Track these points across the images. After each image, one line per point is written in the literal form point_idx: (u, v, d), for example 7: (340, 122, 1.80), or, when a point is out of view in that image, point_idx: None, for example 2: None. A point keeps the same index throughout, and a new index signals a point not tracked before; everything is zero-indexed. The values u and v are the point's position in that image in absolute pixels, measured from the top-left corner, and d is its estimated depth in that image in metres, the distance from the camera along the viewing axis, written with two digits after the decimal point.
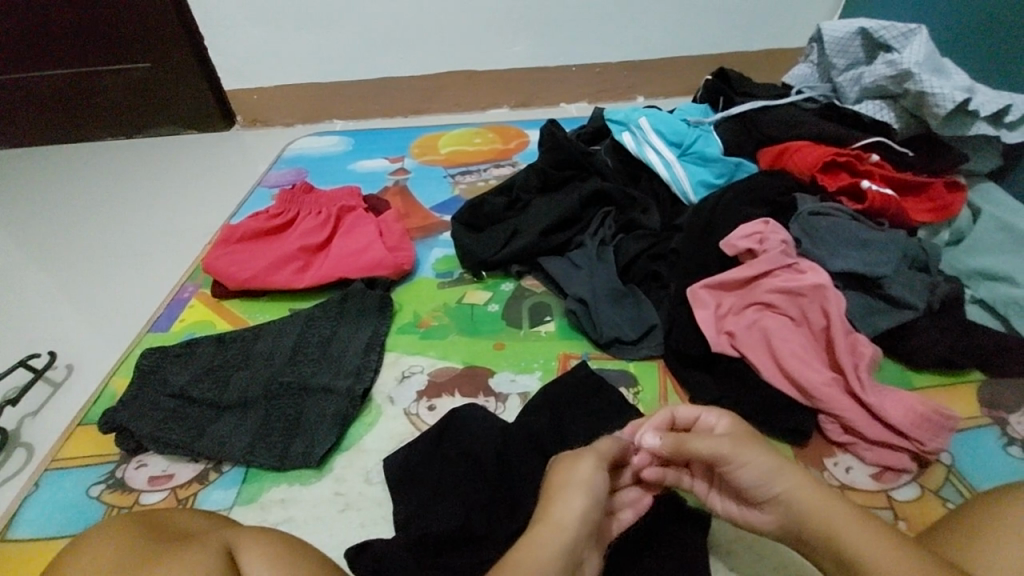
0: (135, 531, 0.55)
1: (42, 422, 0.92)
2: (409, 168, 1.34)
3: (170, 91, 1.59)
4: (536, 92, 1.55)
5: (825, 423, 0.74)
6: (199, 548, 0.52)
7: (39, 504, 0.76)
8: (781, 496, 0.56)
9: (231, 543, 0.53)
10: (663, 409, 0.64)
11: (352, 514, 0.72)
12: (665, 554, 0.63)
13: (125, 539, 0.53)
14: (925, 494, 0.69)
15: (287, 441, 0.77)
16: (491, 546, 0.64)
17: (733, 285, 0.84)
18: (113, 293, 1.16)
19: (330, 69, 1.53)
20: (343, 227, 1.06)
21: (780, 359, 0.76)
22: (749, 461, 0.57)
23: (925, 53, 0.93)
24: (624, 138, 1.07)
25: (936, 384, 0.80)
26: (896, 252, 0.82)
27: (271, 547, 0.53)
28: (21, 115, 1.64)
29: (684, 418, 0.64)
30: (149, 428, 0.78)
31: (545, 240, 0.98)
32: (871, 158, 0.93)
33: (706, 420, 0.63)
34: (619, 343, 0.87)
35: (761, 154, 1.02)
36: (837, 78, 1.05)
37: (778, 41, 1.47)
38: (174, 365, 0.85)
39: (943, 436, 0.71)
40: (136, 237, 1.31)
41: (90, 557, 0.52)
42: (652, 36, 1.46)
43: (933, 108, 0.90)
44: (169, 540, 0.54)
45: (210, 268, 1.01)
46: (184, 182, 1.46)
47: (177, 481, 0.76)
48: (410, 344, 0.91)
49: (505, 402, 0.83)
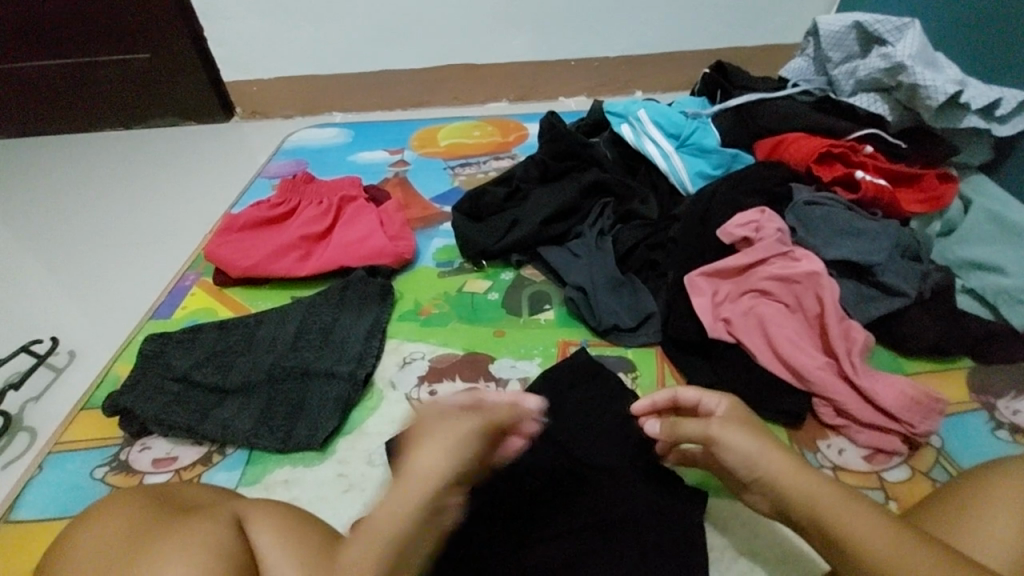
0: (147, 500, 0.56)
1: (44, 406, 0.92)
2: (409, 160, 1.35)
3: (169, 82, 1.59)
4: (535, 86, 1.55)
5: (819, 406, 0.76)
6: (209, 514, 0.55)
7: (43, 485, 0.77)
8: (766, 481, 0.57)
9: (241, 513, 0.56)
10: (667, 390, 0.68)
11: (356, 495, 0.73)
12: (663, 534, 0.64)
13: (137, 507, 0.55)
14: (915, 475, 0.71)
15: (290, 424, 0.78)
16: (492, 524, 0.65)
17: (729, 272, 0.85)
18: (114, 281, 1.17)
19: (330, 61, 1.54)
20: (343, 217, 1.07)
21: (774, 344, 0.78)
22: (732, 445, 0.59)
23: (918, 46, 0.95)
24: (623, 130, 1.08)
25: (926, 370, 0.82)
26: (889, 242, 0.84)
27: (280, 518, 0.56)
28: (20, 106, 1.64)
29: (686, 400, 0.67)
30: (154, 411, 0.79)
31: (544, 229, 0.99)
32: (865, 149, 0.95)
33: (707, 403, 0.65)
34: (617, 330, 0.88)
35: (757, 146, 1.03)
36: (832, 71, 1.07)
37: (775, 36, 1.48)
38: (178, 350, 0.86)
39: (933, 419, 0.73)
40: (136, 226, 1.31)
41: (102, 524, 0.54)
42: (651, 31, 1.47)
43: (925, 100, 0.91)
44: (180, 509, 0.56)
45: (212, 256, 1.02)
46: (184, 172, 1.47)
47: (181, 463, 0.77)
48: (412, 331, 0.93)
49: (505, 386, 0.84)
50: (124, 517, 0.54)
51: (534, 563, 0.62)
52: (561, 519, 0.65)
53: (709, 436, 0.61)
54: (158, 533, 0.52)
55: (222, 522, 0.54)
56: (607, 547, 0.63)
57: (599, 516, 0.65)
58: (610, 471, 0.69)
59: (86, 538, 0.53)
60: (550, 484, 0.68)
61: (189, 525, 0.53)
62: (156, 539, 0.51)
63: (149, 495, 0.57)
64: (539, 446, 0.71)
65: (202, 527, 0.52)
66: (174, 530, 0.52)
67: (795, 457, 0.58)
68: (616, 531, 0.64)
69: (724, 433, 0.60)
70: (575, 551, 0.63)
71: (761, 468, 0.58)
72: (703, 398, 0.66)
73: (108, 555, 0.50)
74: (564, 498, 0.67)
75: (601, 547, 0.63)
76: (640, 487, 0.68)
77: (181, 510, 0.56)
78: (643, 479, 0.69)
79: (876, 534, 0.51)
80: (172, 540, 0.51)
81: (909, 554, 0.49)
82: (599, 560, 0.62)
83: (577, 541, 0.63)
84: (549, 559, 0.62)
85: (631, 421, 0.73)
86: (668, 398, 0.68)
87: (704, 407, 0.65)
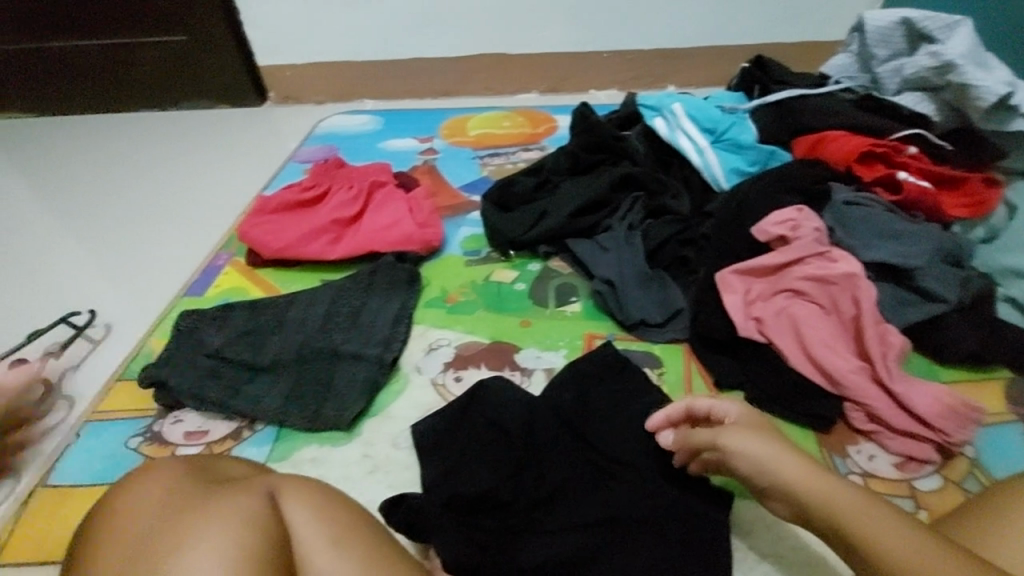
0: (184, 471, 0.57)
1: (81, 376, 0.95)
2: (438, 148, 1.35)
3: (205, 64, 1.62)
4: (566, 78, 1.54)
5: (849, 411, 0.74)
6: (243, 488, 0.55)
7: (80, 452, 0.79)
8: (779, 489, 0.56)
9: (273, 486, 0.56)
10: (679, 402, 0.65)
11: (380, 476, 0.74)
12: (688, 532, 0.63)
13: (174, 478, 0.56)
14: (948, 485, 0.70)
15: (318, 404, 0.79)
16: (515, 510, 0.65)
17: (762, 271, 0.84)
18: (149, 259, 1.20)
19: (363, 48, 1.54)
20: (373, 202, 1.08)
21: (807, 345, 0.76)
22: (740, 452, 0.58)
23: (970, 44, 0.91)
24: (656, 123, 1.07)
25: (963, 378, 0.80)
26: (930, 245, 0.82)
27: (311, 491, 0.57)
28: (62, 85, 1.68)
29: (699, 411, 0.64)
30: (188, 385, 0.81)
31: (574, 221, 0.99)
32: (908, 150, 0.93)
33: (718, 412, 0.63)
34: (645, 326, 0.88)
35: (795, 143, 1.01)
36: (877, 69, 1.04)
37: (815, 33, 1.45)
38: (211, 327, 0.88)
39: (969, 428, 0.71)
40: (171, 206, 1.34)
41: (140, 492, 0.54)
42: (686, 24, 1.45)
43: (975, 101, 0.88)
44: (215, 481, 0.56)
45: (245, 237, 1.04)
46: (218, 154, 1.49)
47: (212, 437, 0.79)
48: (438, 317, 0.93)
49: (530, 376, 0.84)
50: (160, 492, 0.54)
51: (558, 552, 0.62)
52: (586, 509, 0.65)
53: (719, 444, 0.60)
54: (194, 508, 0.52)
55: (252, 495, 0.54)
56: (630, 540, 0.63)
57: (623, 510, 0.65)
58: (636, 465, 0.69)
59: (122, 510, 0.53)
60: (573, 475, 0.68)
61: (223, 500, 0.53)
62: (191, 516, 0.52)
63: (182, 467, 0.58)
64: (566, 436, 0.72)
65: (234, 505, 0.53)
66: (209, 506, 0.53)
67: (812, 462, 0.56)
68: (641, 525, 0.64)
69: (731, 442, 0.59)
70: (598, 543, 0.62)
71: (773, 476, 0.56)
72: (714, 408, 0.63)
73: (146, 528, 0.51)
74: (588, 489, 0.67)
75: (624, 540, 0.63)
76: (665, 483, 0.67)
77: (214, 483, 0.56)
78: (668, 475, 0.68)
79: (899, 545, 0.49)
80: (209, 517, 0.52)
81: (936, 568, 0.47)
82: (623, 554, 0.62)
83: (600, 533, 0.63)
84: (571, 549, 0.62)
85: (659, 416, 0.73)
86: (682, 411, 0.66)
87: (717, 415, 0.63)
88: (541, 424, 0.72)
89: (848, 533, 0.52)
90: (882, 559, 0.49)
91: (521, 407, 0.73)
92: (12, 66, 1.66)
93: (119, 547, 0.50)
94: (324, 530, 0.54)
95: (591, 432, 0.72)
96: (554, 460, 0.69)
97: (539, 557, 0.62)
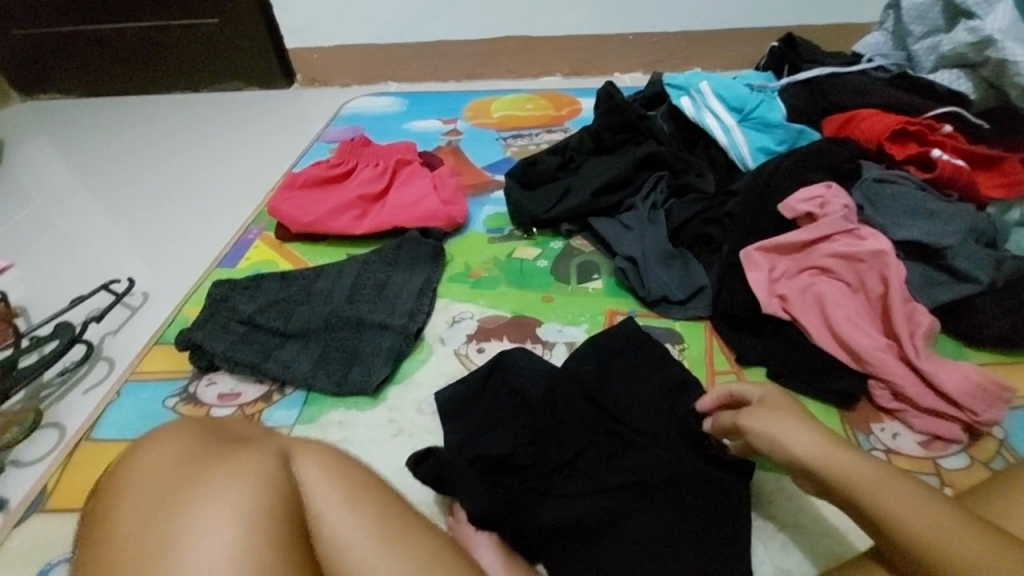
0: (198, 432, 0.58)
1: (121, 341, 0.99)
2: (462, 129, 1.36)
3: (236, 47, 1.65)
4: (591, 61, 1.53)
5: (874, 389, 0.74)
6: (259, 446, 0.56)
7: (121, 409, 0.83)
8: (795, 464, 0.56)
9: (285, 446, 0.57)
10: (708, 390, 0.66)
11: (404, 439, 0.76)
12: (705, 496, 0.64)
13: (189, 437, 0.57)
14: (974, 464, 0.69)
15: (345, 370, 0.82)
16: (534, 472, 0.67)
17: (788, 249, 0.83)
18: (182, 233, 1.24)
19: (388, 30, 1.56)
20: (399, 179, 1.10)
21: (832, 322, 0.76)
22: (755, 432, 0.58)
23: (1011, 19, 0.88)
24: (683, 103, 1.06)
25: (993, 360, 0.78)
26: (963, 224, 0.80)
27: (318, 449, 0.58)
28: (100, 68, 1.73)
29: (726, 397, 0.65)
30: (221, 349, 0.84)
31: (597, 199, 0.99)
32: (944, 128, 0.91)
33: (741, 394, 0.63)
34: (667, 303, 0.88)
35: (825, 123, 1.00)
36: (912, 46, 1.02)
37: (849, 14, 1.41)
38: (243, 295, 0.91)
39: (999, 408, 0.69)
40: (203, 183, 1.38)
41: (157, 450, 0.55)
42: (715, 5, 1.43)
43: (1014, 77, 0.87)
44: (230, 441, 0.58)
45: (275, 211, 1.07)
46: (248, 135, 1.53)
47: (244, 399, 0.82)
48: (462, 292, 0.94)
49: (551, 349, 0.85)
50: (175, 448, 0.55)
51: (574, 513, 0.64)
52: (604, 475, 0.66)
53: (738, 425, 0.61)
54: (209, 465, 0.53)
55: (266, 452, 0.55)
56: (647, 505, 0.64)
57: (641, 476, 0.65)
58: (654, 434, 0.69)
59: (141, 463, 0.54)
60: (590, 444, 0.69)
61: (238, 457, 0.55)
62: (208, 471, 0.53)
63: (198, 427, 0.59)
64: (586, 403, 0.72)
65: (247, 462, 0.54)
66: (224, 462, 0.54)
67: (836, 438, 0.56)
68: (658, 490, 0.64)
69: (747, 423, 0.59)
70: (616, 506, 0.64)
71: (786, 450, 0.56)
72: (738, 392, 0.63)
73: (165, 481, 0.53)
74: (606, 456, 0.68)
75: (644, 504, 0.64)
76: (683, 452, 0.68)
77: (231, 441, 0.57)
78: (686, 444, 0.69)
79: (917, 518, 0.49)
80: (222, 473, 0.53)
81: (955, 543, 0.47)
82: (638, 518, 0.63)
83: (618, 496, 0.64)
84: (590, 511, 0.63)
85: (678, 388, 0.74)
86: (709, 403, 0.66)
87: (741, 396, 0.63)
88: (561, 393, 0.73)
89: (861, 505, 0.52)
90: (893, 528, 0.50)
91: (541, 376, 0.75)
92: (52, 49, 1.72)
93: (140, 500, 0.51)
94: (341, 487, 0.55)
95: (612, 400, 0.72)
96: (574, 427, 0.70)
97: (553, 519, 0.63)
